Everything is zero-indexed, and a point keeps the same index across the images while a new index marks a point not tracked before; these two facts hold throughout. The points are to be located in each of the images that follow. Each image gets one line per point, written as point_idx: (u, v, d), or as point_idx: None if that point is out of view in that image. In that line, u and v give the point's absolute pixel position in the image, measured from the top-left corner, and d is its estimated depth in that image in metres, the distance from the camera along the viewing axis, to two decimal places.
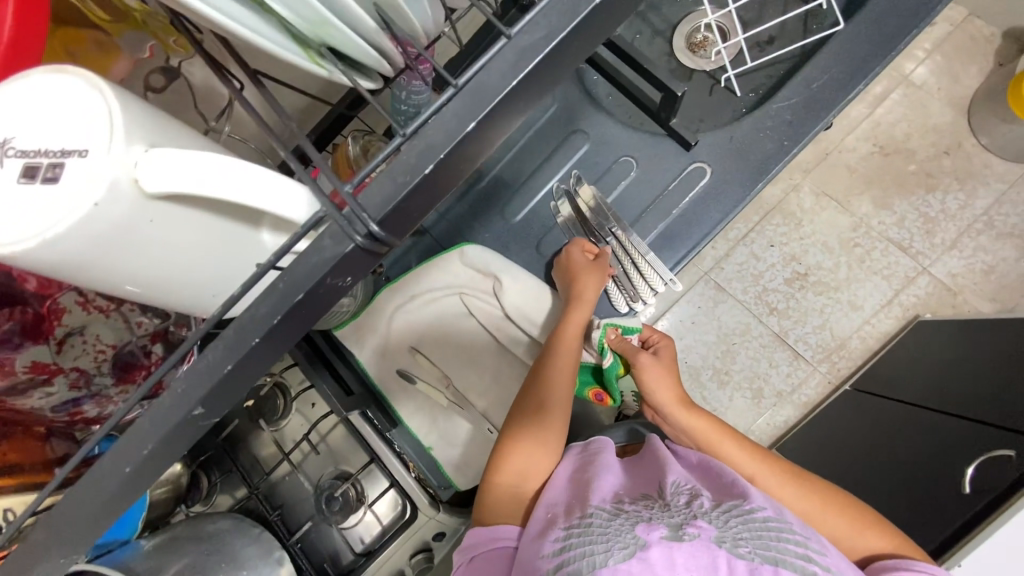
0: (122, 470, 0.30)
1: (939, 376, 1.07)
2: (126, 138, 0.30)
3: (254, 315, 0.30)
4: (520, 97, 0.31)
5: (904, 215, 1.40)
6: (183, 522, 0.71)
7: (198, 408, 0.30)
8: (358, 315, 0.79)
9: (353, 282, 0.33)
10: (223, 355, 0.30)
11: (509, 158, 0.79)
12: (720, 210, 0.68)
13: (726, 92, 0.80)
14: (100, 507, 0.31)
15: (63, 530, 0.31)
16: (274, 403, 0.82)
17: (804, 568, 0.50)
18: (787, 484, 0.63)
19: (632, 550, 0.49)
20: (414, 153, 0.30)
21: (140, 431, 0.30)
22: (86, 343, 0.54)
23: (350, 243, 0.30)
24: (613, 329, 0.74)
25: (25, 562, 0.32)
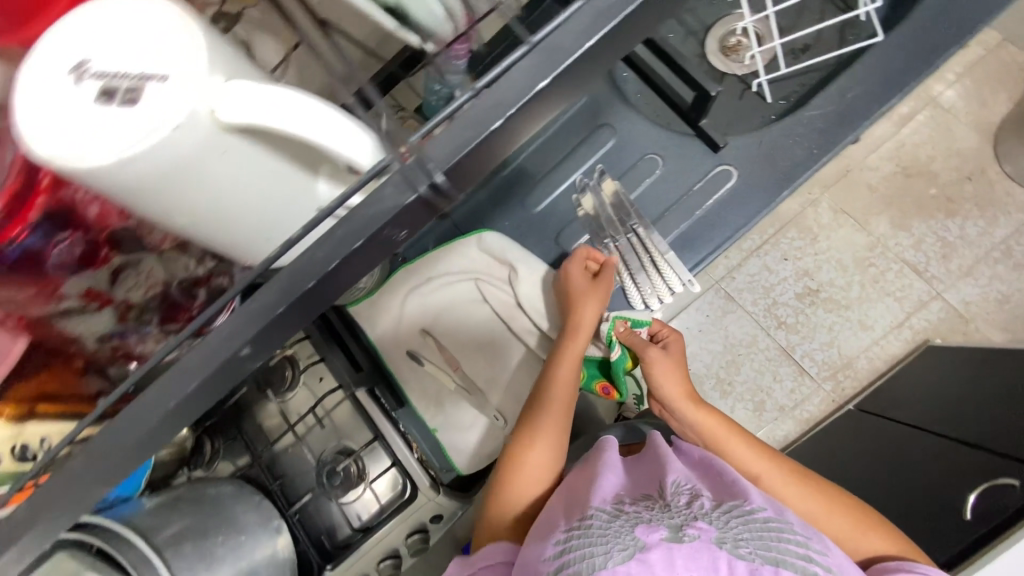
0: (150, 417, 0.31)
1: (942, 399, 1.06)
2: (208, 65, 0.29)
3: (288, 272, 0.31)
4: (573, 76, 0.31)
5: (921, 238, 1.38)
6: (184, 486, 0.71)
7: (246, 348, 0.31)
8: (372, 294, 0.80)
9: (407, 237, 0.33)
10: (261, 309, 0.30)
11: (534, 148, 0.79)
12: (744, 214, 0.69)
13: (755, 98, 0.78)
14: (124, 454, 0.32)
15: (83, 476, 0.32)
16: (282, 374, 0.82)
17: (805, 568, 0.49)
18: (793, 484, 0.64)
19: (632, 552, 0.48)
20: (480, 110, 0.30)
21: (170, 381, 0.31)
22: (140, 276, 0.44)
23: (412, 195, 0.30)
24: (622, 321, 0.71)
25: (39, 510, 0.32)
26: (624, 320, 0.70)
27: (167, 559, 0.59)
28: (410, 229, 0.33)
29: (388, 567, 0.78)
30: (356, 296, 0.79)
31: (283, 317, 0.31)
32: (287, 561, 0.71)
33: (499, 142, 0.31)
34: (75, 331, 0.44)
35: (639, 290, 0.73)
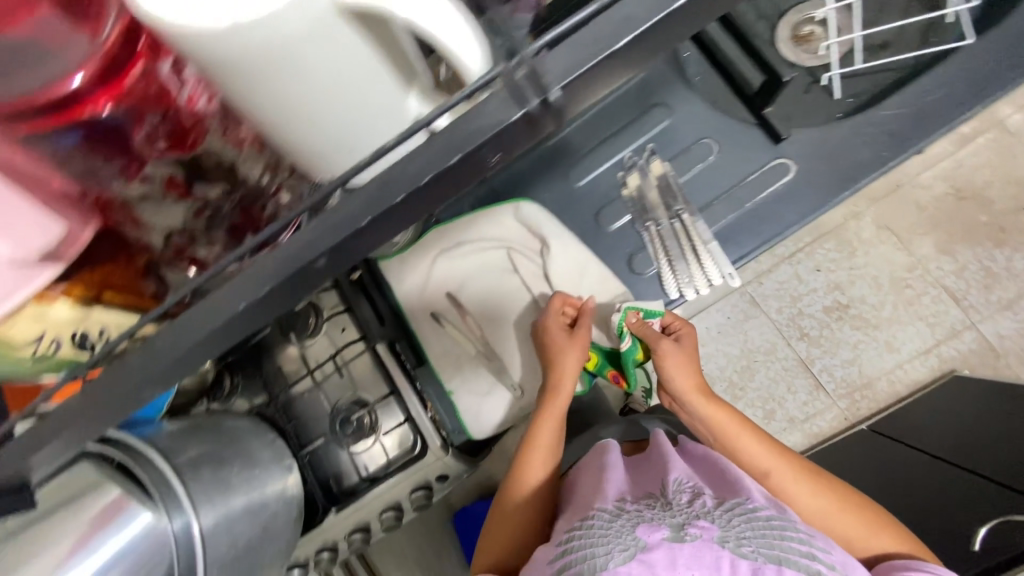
0: (194, 336, 0.31)
1: (966, 433, 1.03)
2: None
3: (365, 194, 0.29)
4: (688, 16, 0.27)
5: (965, 264, 1.32)
6: (203, 416, 0.73)
7: (322, 259, 0.30)
8: (401, 252, 0.80)
9: (496, 165, 0.31)
10: (313, 240, 0.30)
11: (583, 121, 0.76)
12: (799, 210, 0.69)
13: (822, 93, 0.70)
14: (164, 369, 0.32)
15: (123, 383, 0.32)
16: (306, 321, 0.83)
17: (809, 566, 0.49)
18: (804, 481, 0.62)
19: (633, 552, 0.49)
20: (608, 24, 0.27)
21: (216, 304, 0.31)
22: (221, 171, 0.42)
23: (519, 109, 0.28)
24: (634, 312, 0.70)
25: (81, 410, 0.33)
26: (636, 312, 0.69)
27: (187, 482, 0.59)
28: (505, 153, 0.30)
29: (388, 519, 0.81)
30: (388, 251, 0.79)
31: (334, 252, 0.30)
32: (294, 500, 0.74)
33: (586, 92, 0.29)
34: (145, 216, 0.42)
35: (674, 274, 0.70)
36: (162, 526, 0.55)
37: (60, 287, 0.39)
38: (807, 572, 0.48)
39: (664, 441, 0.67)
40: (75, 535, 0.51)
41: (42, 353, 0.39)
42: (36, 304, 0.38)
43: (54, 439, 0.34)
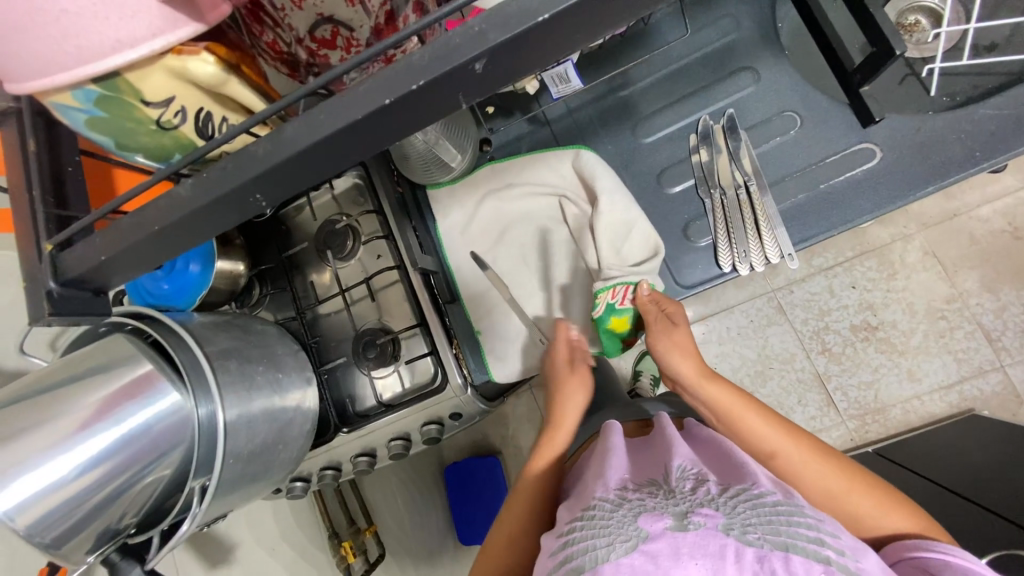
0: (284, 151, 0.32)
1: (978, 468, 1.00)
2: None
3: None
4: None
5: (1007, 305, 1.27)
6: (232, 312, 0.73)
7: (480, 62, 0.29)
8: (454, 182, 0.78)
9: None
10: (427, 62, 0.29)
11: (662, 76, 0.74)
12: (874, 200, 0.65)
13: (919, 86, 0.68)
14: (254, 180, 0.33)
15: (210, 191, 0.34)
16: (342, 241, 0.79)
17: (817, 552, 0.44)
18: (812, 460, 0.59)
19: (635, 543, 0.45)
20: None
21: (309, 121, 0.31)
22: None
23: None
24: (622, 286, 0.69)
25: (180, 228, 0.36)
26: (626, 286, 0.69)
27: (214, 370, 0.60)
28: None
29: (396, 448, 0.78)
30: (440, 178, 0.78)
31: (448, 77, 0.29)
32: (310, 414, 0.74)
33: None
34: None
35: (730, 247, 0.69)
36: (188, 408, 0.56)
37: (202, 45, 0.33)
38: (816, 559, 0.44)
39: (666, 423, 0.64)
40: (92, 405, 0.52)
41: (167, 121, 0.36)
42: (173, 58, 0.33)
43: (144, 246, 0.37)
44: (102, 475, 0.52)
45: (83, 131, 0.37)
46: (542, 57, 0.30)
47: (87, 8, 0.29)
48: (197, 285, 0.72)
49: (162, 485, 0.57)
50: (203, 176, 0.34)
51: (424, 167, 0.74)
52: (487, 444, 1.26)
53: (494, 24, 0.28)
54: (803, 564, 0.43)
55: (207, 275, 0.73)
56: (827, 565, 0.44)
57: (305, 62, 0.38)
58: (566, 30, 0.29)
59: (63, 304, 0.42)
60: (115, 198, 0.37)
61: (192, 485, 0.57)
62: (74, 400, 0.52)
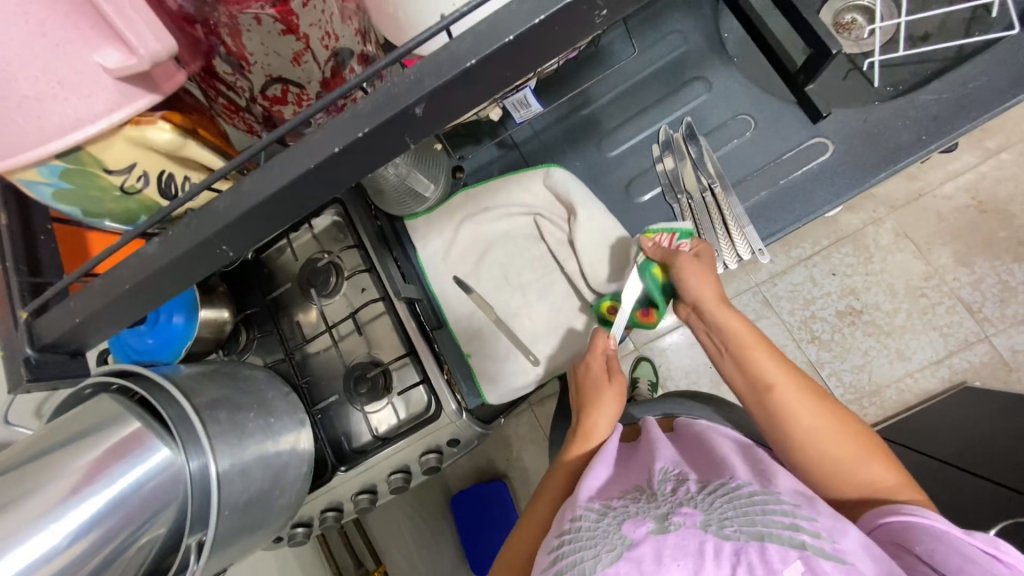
0: (249, 202, 0.33)
1: (975, 440, 1.02)
2: None
3: (474, 32, 0.29)
4: None
5: (982, 277, 1.31)
6: (219, 361, 0.73)
7: (420, 106, 0.30)
8: (431, 211, 0.79)
9: (602, 24, 0.31)
10: (372, 111, 0.31)
11: (620, 92, 0.77)
12: (833, 190, 0.68)
13: (862, 79, 0.72)
14: (218, 235, 0.34)
15: (179, 245, 0.35)
16: (325, 278, 0.81)
17: (791, 538, 0.47)
18: (808, 399, 0.59)
19: (619, 552, 0.49)
20: None
21: (267, 173, 0.32)
22: (324, 7, 0.38)
23: None
24: (665, 233, 0.69)
25: (155, 283, 0.37)
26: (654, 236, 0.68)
27: (205, 422, 0.59)
28: (612, 7, 0.30)
29: (397, 481, 0.78)
30: (416, 209, 0.79)
31: (394, 122, 0.31)
32: (306, 456, 0.73)
33: None
34: (247, 51, 0.37)
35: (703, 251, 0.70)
36: (180, 462, 0.56)
37: (159, 114, 0.37)
38: (791, 545, 0.47)
39: (652, 427, 0.65)
40: (81, 469, 0.51)
41: (130, 186, 0.39)
42: (132, 128, 0.36)
43: (117, 303, 0.38)
44: (92, 543, 0.50)
45: (50, 202, 0.40)
46: (483, 92, 0.32)
47: (54, 93, 0.32)
48: (181, 337, 0.72)
49: (158, 545, 0.56)
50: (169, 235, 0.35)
51: (398, 200, 0.75)
52: (491, 468, 1.25)
53: (428, 71, 0.30)
54: (779, 551, 0.46)
55: (192, 326, 0.73)
56: (802, 550, 0.46)
57: (261, 117, 0.44)
58: (503, 66, 0.30)
59: (39, 371, 0.42)
60: (84, 264, 0.38)
61: (188, 543, 0.56)
62: (61, 466, 0.51)
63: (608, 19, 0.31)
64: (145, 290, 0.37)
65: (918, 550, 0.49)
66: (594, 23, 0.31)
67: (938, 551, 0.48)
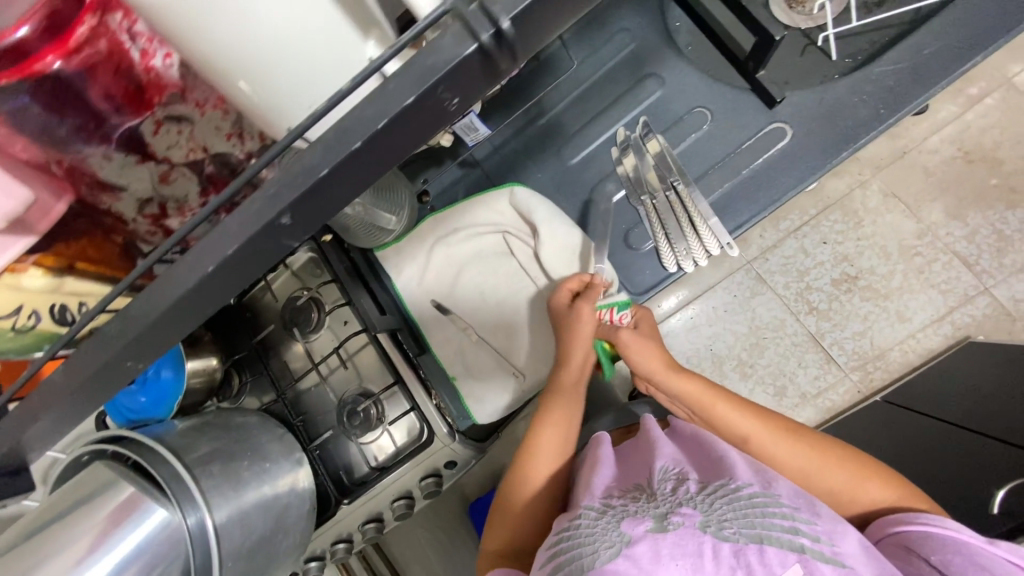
0: (189, 280, 0.33)
1: (980, 397, 1.01)
2: None
3: (322, 142, 0.30)
4: None
5: (976, 229, 1.28)
6: (213, 413, 0.74)
7: (286, 215, 0.31)
8: (400, 240, 0.79)
9: (457, 111, 0.32)
10: (287, 186, 0.31)
11: (573, 97, 0.77)
12: (795, 175, 0.67)
13: (819, 54, 0.70)
14: (128, 349, 0.36)
15: (126, 332, 0.35)
16: (308, 315, 0.82)
17: (791, 541, 0.48)
18: (782, 441, 0.63)
19: (618, 549, 0.48)
20: None
21: (193, 263, 0.33)
22: (181, 133, 0.46)
23: (472, 44, 0.28)
24: (609, 307, 0.70)
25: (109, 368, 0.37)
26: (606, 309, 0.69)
27: (198, 478, 0.60)
28: (465, 96, 0.31)
29: (401, 508, 0.79)
30: (387, 239, 0.78)
31: (263, 233, 0.32)
32: (307, 493, 0.74)
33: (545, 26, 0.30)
34: (108, 179, 0.45)
35: (674, 251, 0.71)
36: (177, 521, 0.56)
37: (32, 260, 0.45)
38: (790, 548, 0.47)
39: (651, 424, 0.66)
40: (90, 534, 0.53)
41: (21, 325, 0.47)
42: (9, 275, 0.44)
43: (78, 388, 0.38)
44: None
45: None
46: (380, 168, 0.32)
47: None
48: (171, 391, 0.74)
49: None
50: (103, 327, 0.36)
51: (366, 233, 0.74)
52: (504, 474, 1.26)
53: (284, 185, 0.31)
54: (778, 554, 0.47)
55: (180, 380, 0.75)
56: (801, 553, 0.47)
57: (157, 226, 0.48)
58: (400, 142, 0.31)
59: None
60: (15, 384, 0.40)
61: None
62: (72, 534, 0.53)
63: (462, 107, 0.32)
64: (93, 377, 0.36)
65: (933, 559, 0.53)
66: (449, 111, 0.32)
67: (954, 560, 0.52)
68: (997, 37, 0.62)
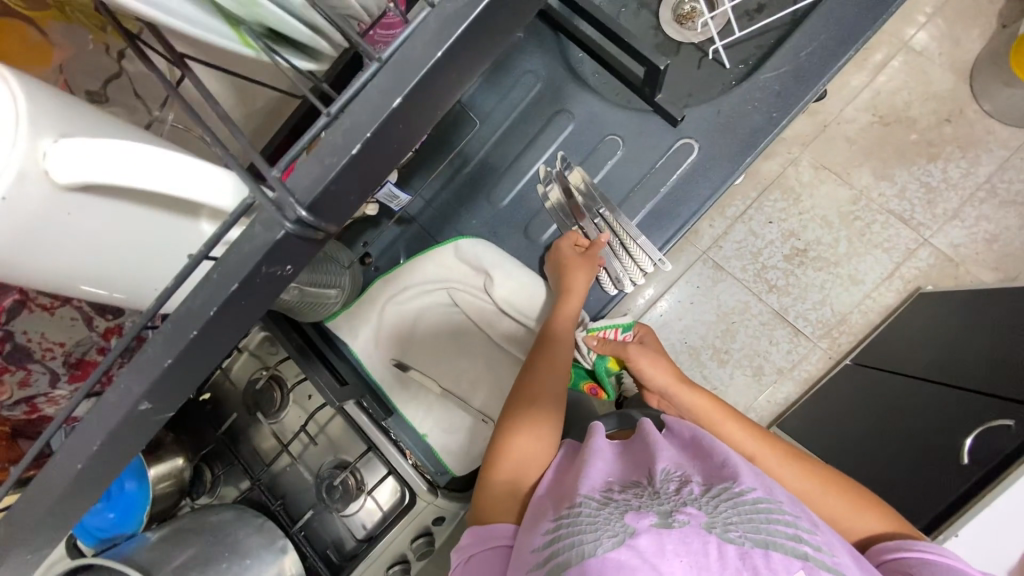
0: (109, 423, 0.32)
1: (931, 346, 1.04)
2: (33, 130, 0.29)
3: (173, 322, 0.31)
4: (452, 66, 0.31)
5: (905, 185, 1.35)
6: (188, 515, 0.72)
7: (144, 402, 0.32)
8: (349, 306, 0.81)
9: (294, 273, 0.34)
10: (176, 334, 0.31)
11: (493, 142, 0.81)
12: (708, 186, 0.71)
13: (714, 65, 0.76)
14: (51, 511, 0.33)
15: (44, 495, 0.33)
16: (270, 396, 0.81)
17: (795, 548, 0.49)
18: (784, 462, 0.66)
19: (621, 537, 0.49)
20: (399, 67, 0.30)
21: (104, 411, 0.32)
22: (31, 341, 0.52)
23: (281, 232, 0.30)
24: (612, 329, 0.78)
25: (28, 534, 0.34)
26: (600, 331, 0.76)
27: None
28: (296, 261, 0.33)
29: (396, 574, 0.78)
30: (336, 307, 0.79)
31: (126, 422, 0.32)
32: None
33: (404, 139, 0.32)
34: None
35: (611, 276, 0.77)
36: None
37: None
38: (795, 555, 0.49)
39: (648, 429, 0.64)
40: None
41: None
42: None
43: None
44: None
45: None
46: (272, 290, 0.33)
47: None
48: (136, 504, 0.72)
49: None
50: (27, 492, 0.33)
51: (310, 308, 0.71)
52: None
53: (174, 334, 0.31)
54: (783, 560, 0.48)
55: (146, 488, 0.72)
56: (805, 561, 0.49)
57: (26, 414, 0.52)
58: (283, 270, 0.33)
59: None
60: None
61: None
62: None
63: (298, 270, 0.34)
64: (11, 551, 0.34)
65: None
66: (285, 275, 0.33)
67: None
68: (864, 31, 0.67)
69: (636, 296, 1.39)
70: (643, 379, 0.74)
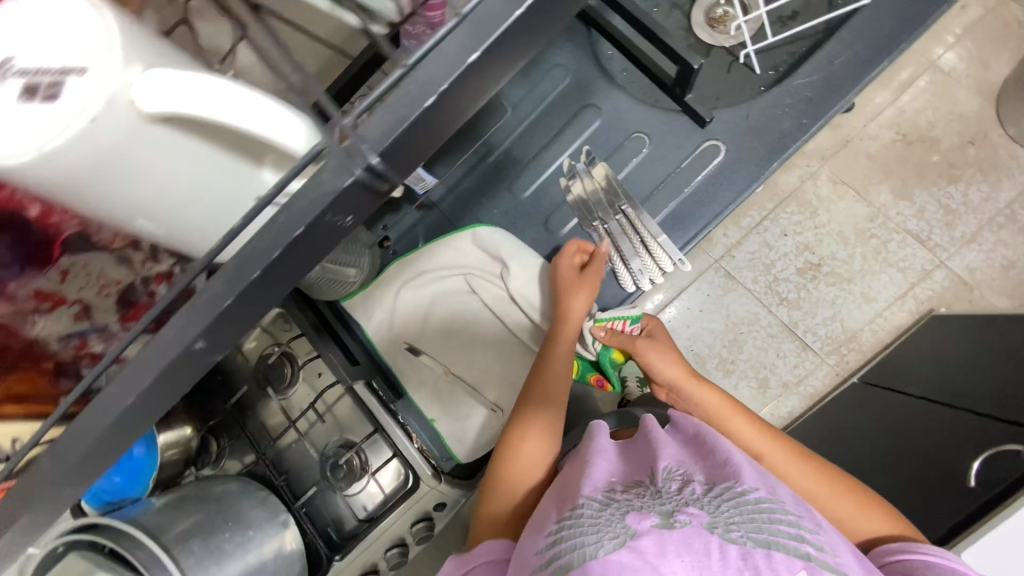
0: (153, 369, 0.33)
1: (940, 368, 1.03)
2: (125, 58, 0.30)
3: (224, 276, 0.33)
4: (505, 47, 0.32)
5: (924, 206, 1.34)
6: (192, 483, 0.73)
7: (199, 340, 0.33)
8: (367, 286, 0.82)
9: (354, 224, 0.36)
10: (223, 290, 0.33)
11: (519, 133, 0.81)
12: (732, 190, 0.71)
13: (743, 69, 0.76)
14: (89, 453, 0.34)
15: (83, 438, 0.34)
16: (281, 371, 0.81)
17: (797, 548, 0.49)
18: (792, 460, 0.65)
19: (623, 540, 0.49)
20: (456, 43, 0.31)
21: (147, 359, 0.33)
22: (90, 272, 0.45)
23: (349, 177, 0.32)
24: (619, 320, 0.77)
25: (63, 476, 0.35)
26: (614, 321, 0.75)
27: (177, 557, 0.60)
28: (354, 211, 0.35)
29: (394, 556, 0.78)
30: (353, 287, 0.80)
31: (180, 359, 0.33)
32: (295, 556, 0.72)
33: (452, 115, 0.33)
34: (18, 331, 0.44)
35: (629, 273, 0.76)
36: None
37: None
38: (796, 555, 0.49)
39: (652, 426, 0.65)
40: None
41: None
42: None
43: (27, 508, 0.36)
44: None
45: None
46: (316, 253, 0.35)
47: None
48: (144, 467, 0.73)
49: None
50: (67, 433, 0.34)
51: (329, 284, 0.71)
52: None
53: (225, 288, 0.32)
54: (785, 560, 0.48)
55: (153, 455, 0.73)
56: (807, 560, 0.48)
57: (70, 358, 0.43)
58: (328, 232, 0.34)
59: None
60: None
61: None
62: None
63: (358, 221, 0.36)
64: (46, 489, 0.35)
65: None
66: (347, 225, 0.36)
67: None
68: (899, 43, 0.66)
69: (645, 300, 1.38)
70: (652, 374, 0.74)
